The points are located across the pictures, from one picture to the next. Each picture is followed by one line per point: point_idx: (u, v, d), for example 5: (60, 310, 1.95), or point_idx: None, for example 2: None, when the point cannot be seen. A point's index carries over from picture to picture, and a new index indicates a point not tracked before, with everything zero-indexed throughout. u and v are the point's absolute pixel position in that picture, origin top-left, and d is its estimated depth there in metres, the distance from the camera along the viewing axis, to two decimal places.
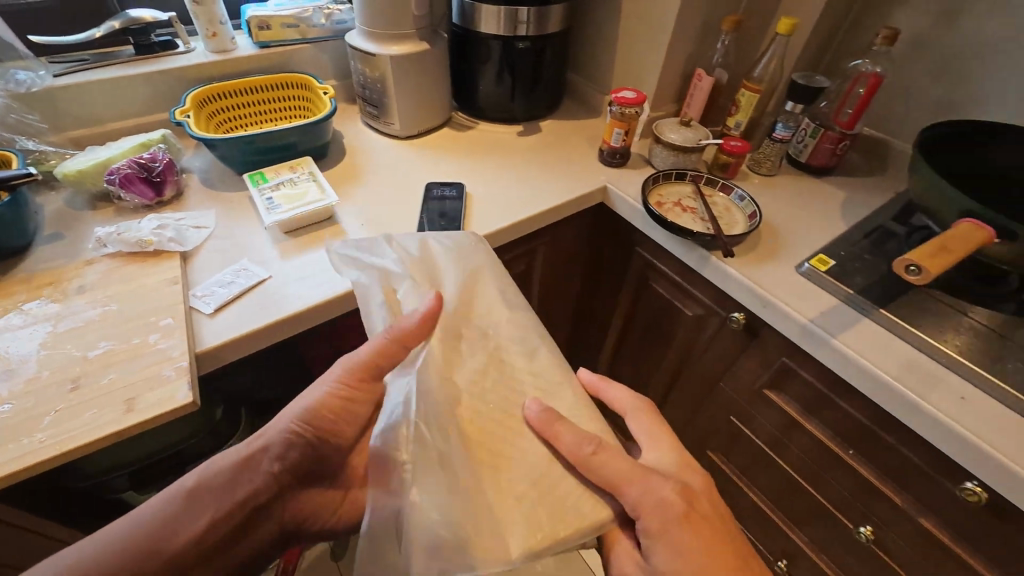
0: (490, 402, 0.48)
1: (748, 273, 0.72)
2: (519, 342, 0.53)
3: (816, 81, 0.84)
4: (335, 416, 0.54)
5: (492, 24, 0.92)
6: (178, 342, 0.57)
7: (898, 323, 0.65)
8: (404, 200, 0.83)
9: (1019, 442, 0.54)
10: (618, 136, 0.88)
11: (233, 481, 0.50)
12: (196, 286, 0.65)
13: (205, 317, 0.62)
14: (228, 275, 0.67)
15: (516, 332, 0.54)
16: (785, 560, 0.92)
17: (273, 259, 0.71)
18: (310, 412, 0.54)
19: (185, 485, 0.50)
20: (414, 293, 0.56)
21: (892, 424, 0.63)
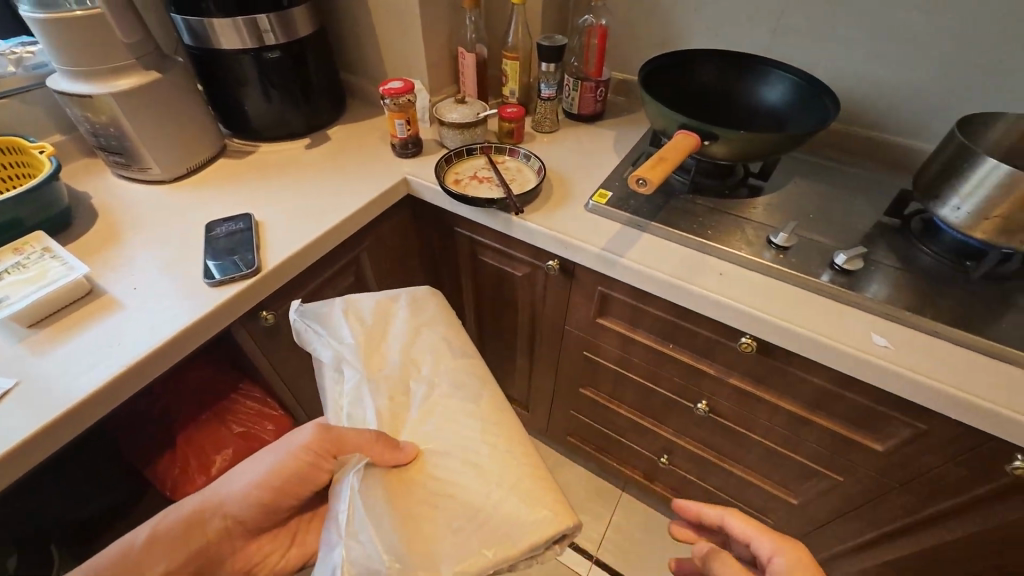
0: (432, 407, 0.52)
1: (546, 223, 0.78)
2: (459, 389, 0.54)
3: (557, 40, 0.94)
4: (286, 481, 0.55)
5: (232, 38, 0.85)
6: None
7: (667, 229, 0.76)
8: (185, 247, 0.74)
9: (763, 294, 0.67)
10: (401, 126, 0.88)
11: (183, 539, 0.53)
12: None
13: None
14: None
15: (463, 379, 0.56)
16: (666, 455, 1.05)
17: (22, 358, 0.59)
18: (271, 476, 0.55)
19: (137, 539, 0.52)
20: (371, 334, 0.59)
21: (685, 312, 0.75)
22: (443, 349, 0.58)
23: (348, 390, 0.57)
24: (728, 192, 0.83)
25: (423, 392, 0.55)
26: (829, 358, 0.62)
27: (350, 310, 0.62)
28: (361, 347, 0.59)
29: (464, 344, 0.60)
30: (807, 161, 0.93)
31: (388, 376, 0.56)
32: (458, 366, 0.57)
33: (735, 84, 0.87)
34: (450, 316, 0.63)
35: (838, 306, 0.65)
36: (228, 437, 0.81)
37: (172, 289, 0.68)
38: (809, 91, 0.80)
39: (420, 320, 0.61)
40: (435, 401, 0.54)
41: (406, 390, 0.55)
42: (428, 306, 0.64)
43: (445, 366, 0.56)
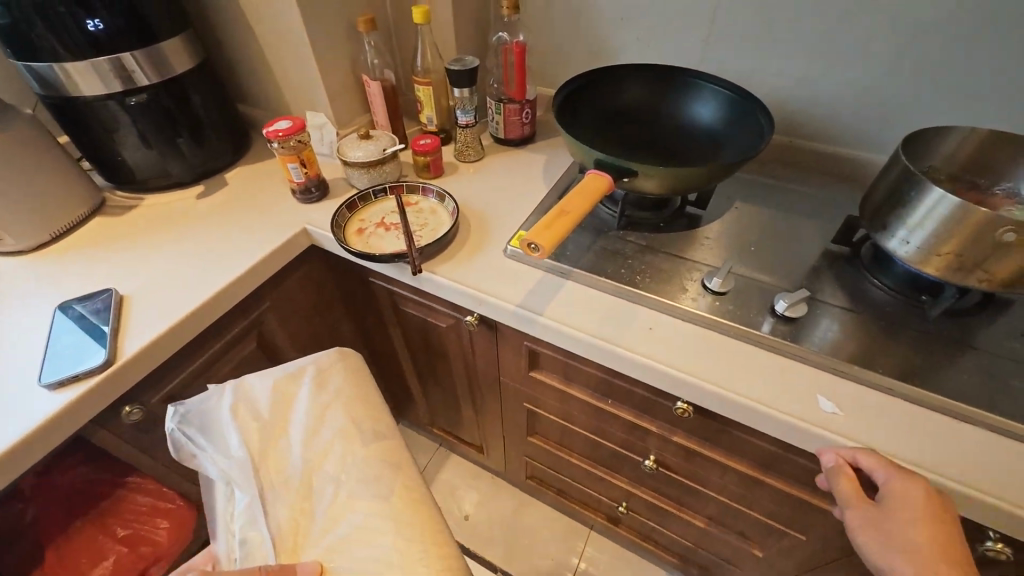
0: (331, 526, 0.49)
1: (456, 275, 0.69)
2: (369, 483, 0.52)
3: (467, 62, 0.84)
4: None
5: (90, 82, 0.74)
6: None
7: (592, 277, 0.67)
8: (31, 338, 0.63)
9: (697, 353, 0.58)
10: (296, 171, 0.78)
11: None
12: None
13: None
14: None
15: (371, 470, 0.53)
16: (625, 503, 0.97)
17: None
18: None
19: None
20: (273, 436, 0.53)
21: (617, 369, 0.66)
22: (350, 437, 0.54)
23: (240, 510, 0.51)
24: (663, 224, 0.75)
25: (328, 492, 0.51)
26: (772, 428, 0.54)
27: (240, 402, 0.56)
28: (252, 450, 0.53)
29: (369, 424, 0.56)
30: (751, 180, 0.85)
31: (288, 484, 0.52)
32: (367, 454, 0.54)
33: (665, 101, 0.78)
34: (358, 392, 0.59)
35: (781, 361, 0.57)
36: (110, 544, 0.73)
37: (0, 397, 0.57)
38: (743, 108, 0.72)
39: (321, 404, 0.56)
40: (341, 505, 0.51)
41: (310, 495, 0.51)
42: (333, 383, 0.59)
43: (352, 458, 0.53)
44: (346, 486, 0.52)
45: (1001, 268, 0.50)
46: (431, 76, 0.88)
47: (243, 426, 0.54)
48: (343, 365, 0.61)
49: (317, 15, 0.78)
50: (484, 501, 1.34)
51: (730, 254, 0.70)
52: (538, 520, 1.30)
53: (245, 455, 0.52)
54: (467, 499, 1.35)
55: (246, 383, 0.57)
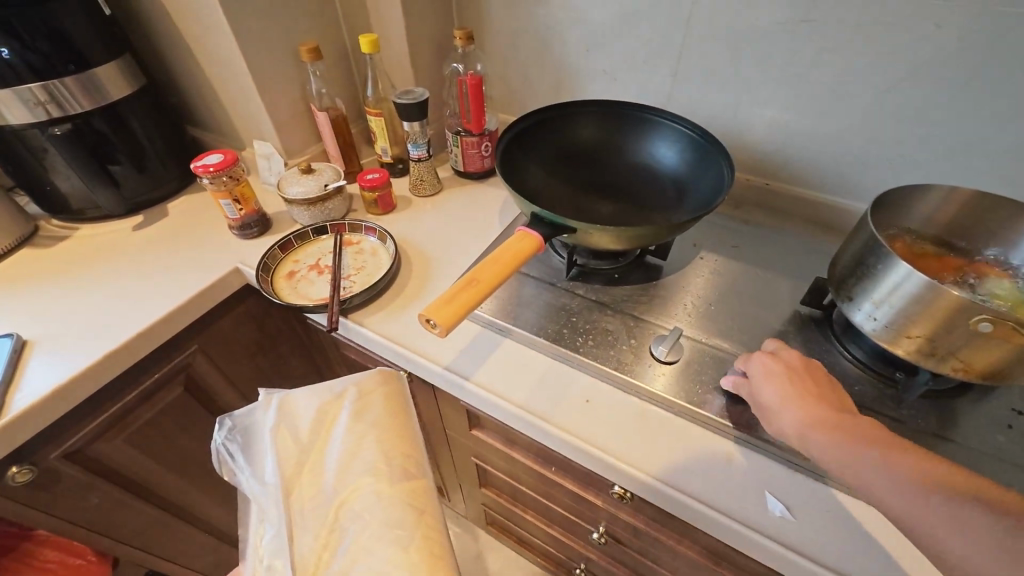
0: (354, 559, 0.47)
1: (385, 329, 0.63)
2: (389, 528, 0.49)
3: (417, 92, 0.80)
4: None
5: (13, 112, 0.70)
6: None
7: (531, 337, 0.60)
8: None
9: (635, 435, 0.52)
10: (230, 207, 0.74)
11: None
12: None
13: None
14: None
15: (394, 512, 0.50)
16: (583, 564, 0.90)
17: None
18: None
19: None
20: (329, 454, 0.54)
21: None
22: (380, 474, 0.53)
23: (266, 536, 0.51)
24: (618, 276, 0.69)
25: (350, 531, 0.49)
26: (713, 529, 0.47)
27: (284, 423, 0.56)
28: (290, 473, 0.53)
29: (402, 461, 0.54)
30: (720, 225, 0.78)
31: (324, 505, 0.51)
32: (393, 493, 0.51)
33: (625, 141, 0.72)
34: (394, 425, 0.57)
35: (729, 448, 0.51)
36: None
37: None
38: (708, 153, 0.66)
39: (360, 431, 0.56)
40: (365, 544, 0.48)
41: (337, 528, 0.50)
42: (370, 412, 0.58)
43: (377, 498, 0.51)
44: (378, 524, 0.49)
45: (977, 359, 0.44)
46: (383, 107, 0.83)
47: (285, 444, 0.55)
48: (383, 392, 0.60)
49: (257, 43, 0.74)
50: None
51: (686, 313, 0.63)
52: (503, 565, 1.23)
53: (280, 474, 0.53)
54: None
55: (292, 402, 0.57)
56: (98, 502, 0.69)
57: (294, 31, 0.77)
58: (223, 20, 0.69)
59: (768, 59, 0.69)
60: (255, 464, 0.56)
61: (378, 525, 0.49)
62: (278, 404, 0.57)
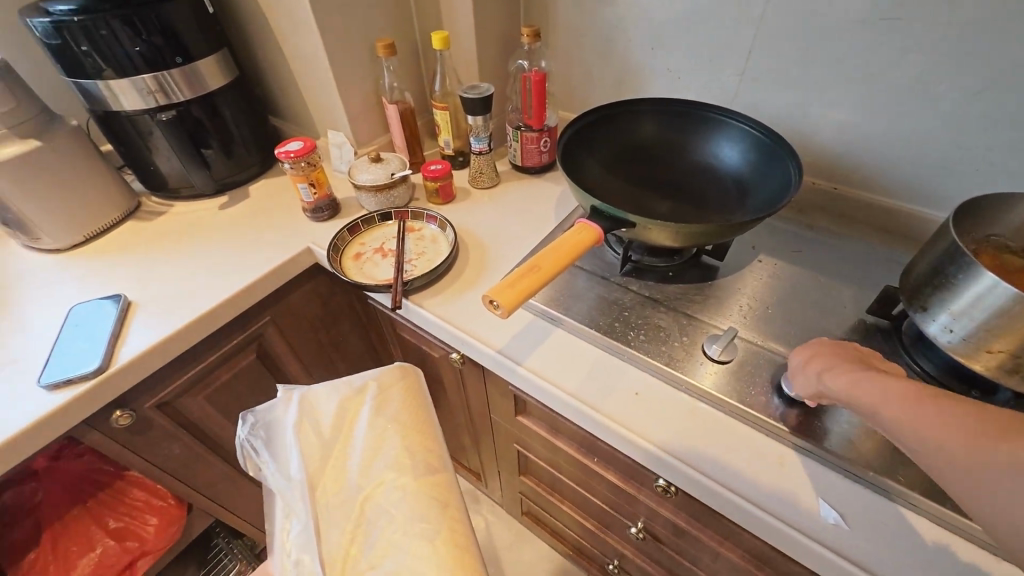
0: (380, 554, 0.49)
1: (443, 311, 0.67)
2: (415, 521, 0.51)
3: (483, 87, 0.83)
4: None
5: (129, 99, 0.78)
6: None
7: (582, 329, 0.62)
8: (43, 336, 0.67)
9: (683, 431, 0.52)
10: (305, 191, 0.80)
11: None
12: None
13: None
14: None
15: (419, 506, 0.53)
16: (616, 560, 0.90)
17: None
18: None
19: None
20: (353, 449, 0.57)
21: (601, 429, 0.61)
22: (404, 467, 0.55)
23: (295, 532, 0.52)
24: (672, 274, 0.69)
25: (378, 525, 0.52)
26: (760, 530, 0.47)
27: (305, 418, 0.59)
28: (315, 468, 0.55)
29: (423, 455, 0.57)
30: (782, 228, 0.76)
31: (349, 500, 0.54)
32: (417, 487, 0.54)
33: (687, 137, 0.72)
34: (412, 421, 0.60)
35: (781, 451, 0.50)
36: (99, 537, 0.76)
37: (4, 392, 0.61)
38: (773, 154, 0.65)
39: (381, 426, 0.59)
40: (391, 537, 0.50)
41: (363, 522, 0.52)
42: (389, 408, 0.61)
43: (400, 491, 0.54)
44: (403, 518, 0.52)
45: None
46: (448, 101, 0.87)
47: (311, 441, 0.57)
48: (403, 386, 0.64)
49: (338, 39, 0.79)
50: (479, 527, 1.31)
51: (742, 315, 0.63)
52: (534, 554, 1.25)
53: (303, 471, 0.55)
54: None
55: (315, 398, 0.60)
56: (179, 450, 0.77)
57: (372, 28, 0.82)
58: (311, 18, 0.75)
59: (845, 58, 0.66)
60: (272, 461, 0.58)
61: (404, 521, 0.51)
62: (300, 399, 0.60)
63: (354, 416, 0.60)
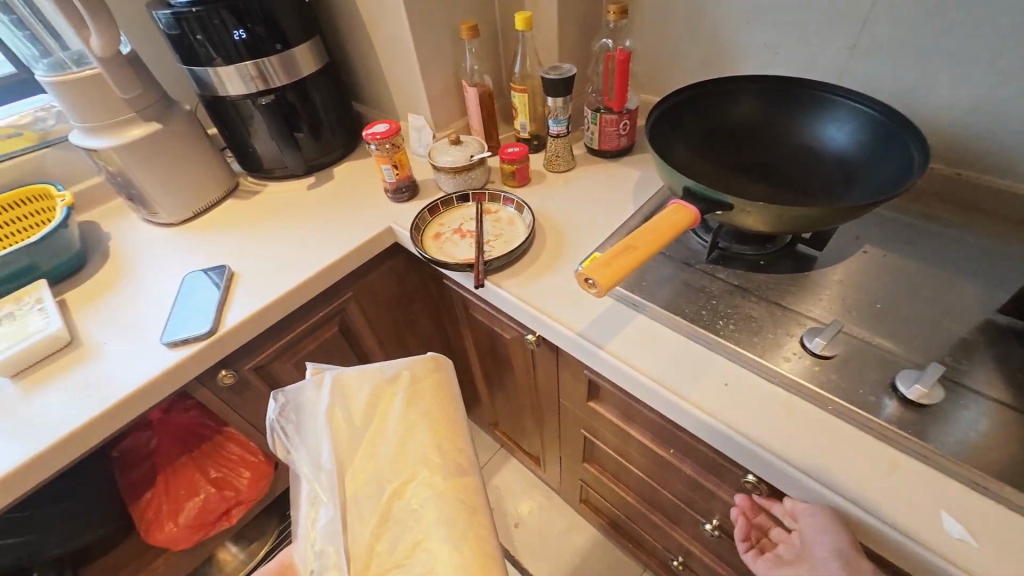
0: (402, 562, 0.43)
1: (522, 292, 0.67)
2: (443, 526, 0.44)
3: (565, 68, 0.82)
4: None
5: (234, 84, 0.84)
6: None
7: (667, 315, 0.60)
8: (163, 300, 0.75)
9: (778, 425, 0.50)
10: (388, 172, 0.83)
11: None
12: None
13: None
14: None
15: (446, 511, 0.45)
16: (681, 556, 0.88)
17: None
18: None
19: None
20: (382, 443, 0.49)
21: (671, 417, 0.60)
22: (435, 467, 0.47)
23: (320, 527, 0.47)
24: (764, 263, 0.65)
25: (404, 528, 0.45)
26: (868, 536, 0.44)
27: (335, 404, 0.51)
28: (342, 460, 0.49)
29: (453, 455, 0.49)
30: (891, 217, 0.69)
31: (375, 494, 0.47)
32: (447, 490, 0.46)
33: (789, 117, 0.67)
34: (447, 415, 0.51)
35: (894, 455, 0.46)
36: (203, 483, 0.83)
37: (133, 347, 0.68)
38: (892, 133, 0.58)
39: (411, 419, 0.50)
40: (417, 542, 0.44)
41: (389, 523, 0.45)
42: (425, 401, 0.51)
43: (429, 491, 0.46)
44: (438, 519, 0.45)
45: None
46: (528, 83, 0.86)
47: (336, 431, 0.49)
48: (437, 378, 0.53)
49: (424, 22, 0.81)
50: (534, 510, 1.32)
51: (846, 309, 0.58)
52: (588, 543, 1.25)
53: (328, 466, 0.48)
54: (517, 505, 1.34)
55: (345, 382, 0.52)
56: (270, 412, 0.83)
57: (456, 11, 0.83)
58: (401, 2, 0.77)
59: (985, 24, 0.58)
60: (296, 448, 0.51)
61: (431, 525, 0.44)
62: (330, 383, 0.52)
63: (385, 405, 0.51)
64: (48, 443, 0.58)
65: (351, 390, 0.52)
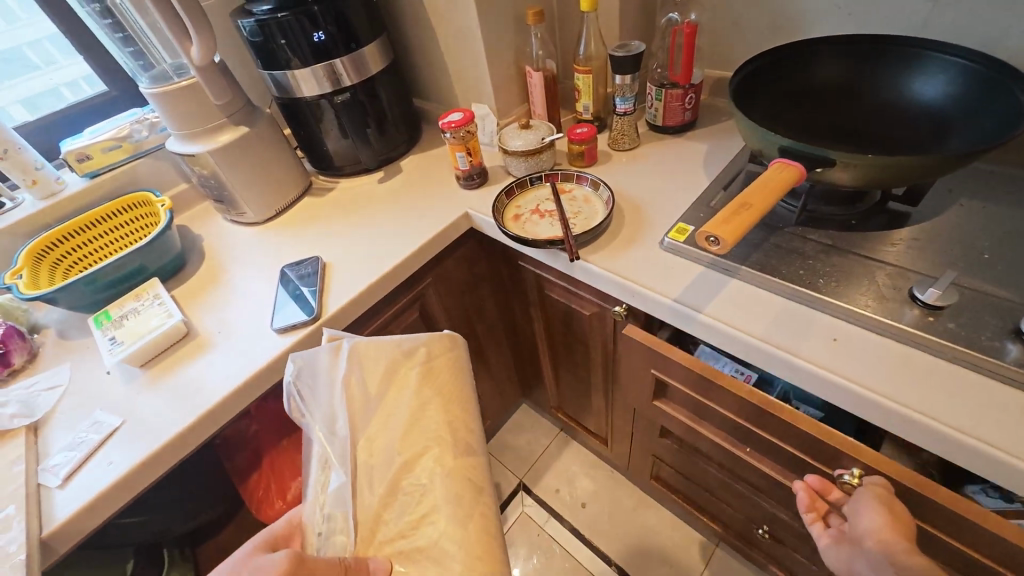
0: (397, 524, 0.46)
1: (610, 265, 0.69)
2: (450, 502, 0.44)
3: (631, 46, 0.83)
4: None
5: (310, 86, 0.88)
6: (21, 529, 0.54)
7: (762, 277, 0.60)
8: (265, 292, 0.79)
9: (895, 374, 0.50)
10: (462, 159, 0.85)
11: None
12: (48, 456, 0.62)
13: (54, 490, 0.59)
14: (82, 431, 0.64)
15: (452, 489, 0.45)
16: (767, 525, 0.88)
17: (135, 397, 0.67)
18: None
19: None
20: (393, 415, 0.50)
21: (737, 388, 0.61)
22: (443, 444, 0.47)
23: (333, 489, 0.49)
24: (856, 221, 0.64)
25: (408, 499, 0.46)
26: (1004, 477, 0.44)
27: (351, 374, 0.53)
28: (355, 427, 0.51)
29: (462, 433, 0.49)
30: (984, 170, 0.68)
31: (387, 464, 0.48)
32: (456, 468, 0.46)
33: (874, 76, 0.66)
34: (456, 393, 0.52)
35: (1023, 398, 0.46)
36: (304, 465, 0.89)
37: (245, 335, 0.73)
38: (991, 81, 0.57)
39: (425, 396, 0.50)
40: (421, 512, 0.45)
41: (396, 494, 0.46)
42: (437, 380, 0.52)
43: (438, 468, 0.46)
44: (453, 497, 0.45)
45: None
46: (592, 64, 0.88)
47: (350, 401, 0.52)
48: (448, 356, 0.54)
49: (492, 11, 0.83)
50: (600, 491, 1.34)
51: (952, 260, 0.57)
52: (658, 520, 1.26)
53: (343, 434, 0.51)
54: (581, 487, 1.35)
55: (360, 352, 0.54)
56: None
57: None
58: None
59: None
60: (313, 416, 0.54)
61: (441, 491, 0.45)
62: (349, 352, 0.54)
63: (402, 379, 0.52)
64: (184, 423, 0.63)
65: (366, 360, 0.54)
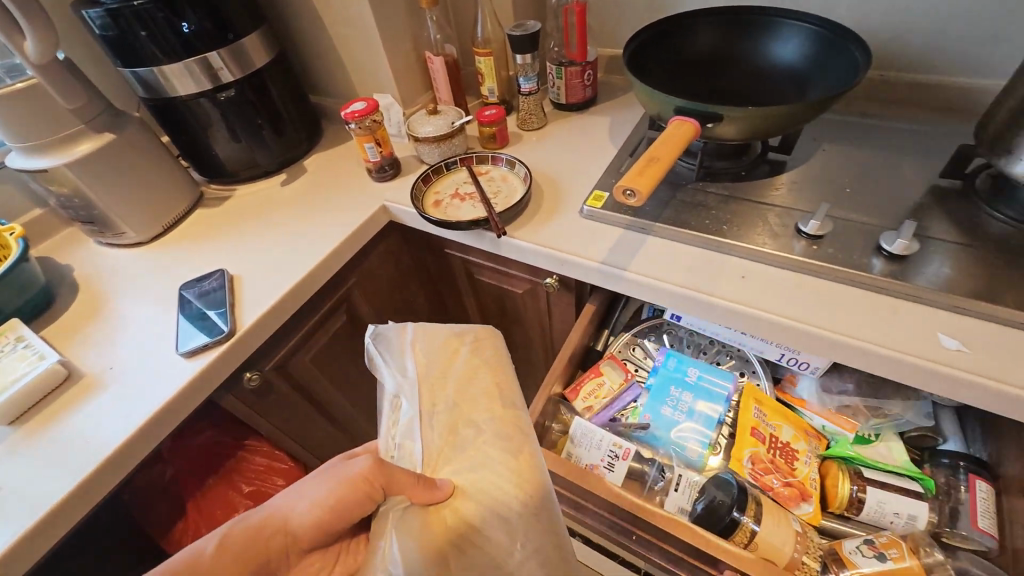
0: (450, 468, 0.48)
1: (536, 238, 0.70)
2: (501, 442, 0.48)
3: (527, 26, 0.85)
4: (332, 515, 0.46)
5: (185, 83, 0.79)
6: None
7: (675, 230, 0.65)
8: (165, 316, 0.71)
9: (795, 298, 0.56)
10: (372, 150, 0.82)
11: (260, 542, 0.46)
12: None
13: None
14: None
15: (506, 433, 0.49)
16: None
17: (8, 459, 0.57)
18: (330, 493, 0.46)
19: (205, 548, 0.44)
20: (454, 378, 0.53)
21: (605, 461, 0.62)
22: (496, 399, 0.51)
23: (401, 425, 0.51)
24: (745, 172, 0.72)
25: (468, 440, 0.49)
26: (887, 371, 0.52)
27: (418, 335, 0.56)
28: (422, 378, 0.52)
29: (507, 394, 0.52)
30: (835, 120, 0.79)
31: (445, 410, 0.50)
32: (505, 417, 0.50)
33: (744, 43, 0.74)
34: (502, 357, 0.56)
35: (891, 301, 0.55)
36: (238, 498, 0.81)
37: (146, 366, 0.64)
38: (832, 39, 0.66)
39: (475, 363, 0.54)
40: (478, 451, 0.48)
41: (457, 434, 0.50)
42: (484, 349, 0.56)
43: (490, 414, 0.50)
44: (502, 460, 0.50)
45: None
46: (491, 46, 0.89)
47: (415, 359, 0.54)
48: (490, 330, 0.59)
49: None
50: None
51: (823, 196, 0.66)
52: None
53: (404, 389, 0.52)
54: None
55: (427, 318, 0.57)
56: (292, 413, 0.81)
57: None
58: None
59: None
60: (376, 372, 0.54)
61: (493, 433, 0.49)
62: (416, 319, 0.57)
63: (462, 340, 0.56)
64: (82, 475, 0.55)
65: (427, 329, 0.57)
